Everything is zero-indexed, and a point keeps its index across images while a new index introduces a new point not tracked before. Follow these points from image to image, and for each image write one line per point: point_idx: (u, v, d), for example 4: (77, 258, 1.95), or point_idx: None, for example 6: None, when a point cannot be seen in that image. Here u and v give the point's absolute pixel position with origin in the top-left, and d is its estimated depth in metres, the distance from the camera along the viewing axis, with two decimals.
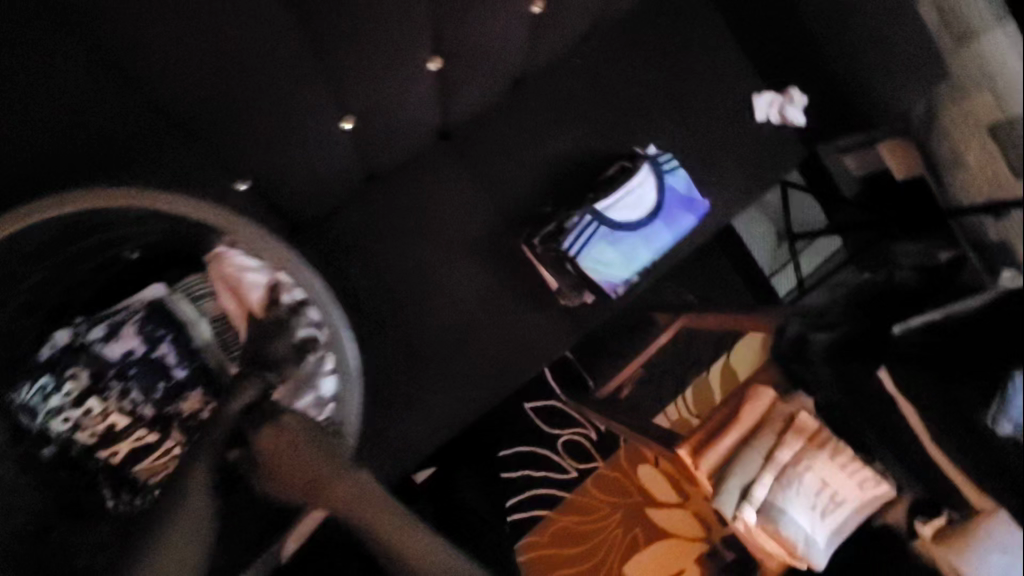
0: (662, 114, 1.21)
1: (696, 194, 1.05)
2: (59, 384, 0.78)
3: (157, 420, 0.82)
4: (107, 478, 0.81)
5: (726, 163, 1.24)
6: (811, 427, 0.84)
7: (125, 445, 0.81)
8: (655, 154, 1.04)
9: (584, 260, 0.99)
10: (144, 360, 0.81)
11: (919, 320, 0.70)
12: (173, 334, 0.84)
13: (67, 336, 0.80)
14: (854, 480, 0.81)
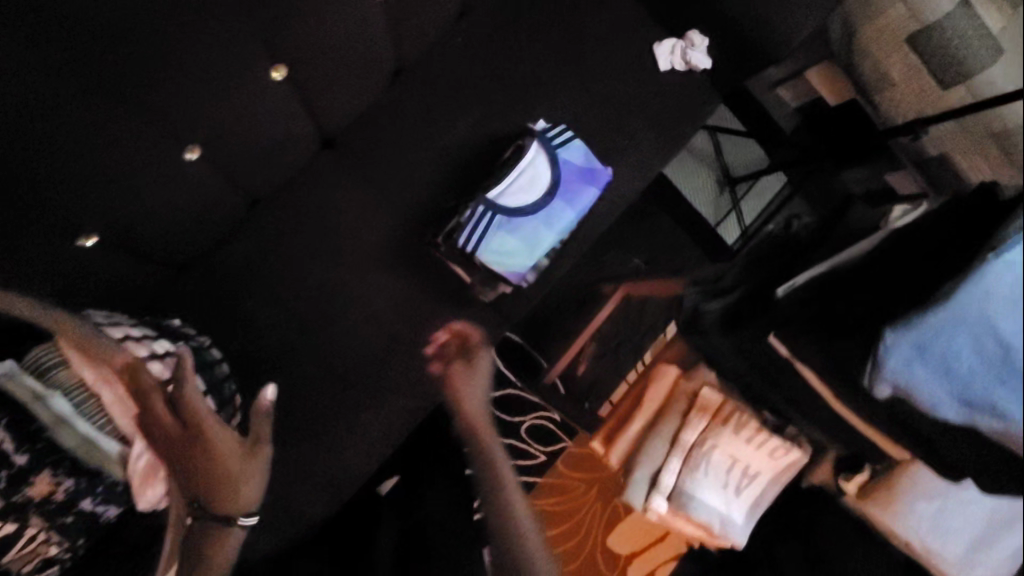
0: (561, 82, 1.15)
1: (595, 163, 0.99)
2: None
3: (6, 511, 0.65)
4: None
5: (638, 121, 1.17)
6: (713, 403, 0.94)
7: None
8: (544, 128, 0.99)
9: (483, 255, 0.94)
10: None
11: (805, 278, 0.65)
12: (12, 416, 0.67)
13: None
14: (762, 452, 0.92)
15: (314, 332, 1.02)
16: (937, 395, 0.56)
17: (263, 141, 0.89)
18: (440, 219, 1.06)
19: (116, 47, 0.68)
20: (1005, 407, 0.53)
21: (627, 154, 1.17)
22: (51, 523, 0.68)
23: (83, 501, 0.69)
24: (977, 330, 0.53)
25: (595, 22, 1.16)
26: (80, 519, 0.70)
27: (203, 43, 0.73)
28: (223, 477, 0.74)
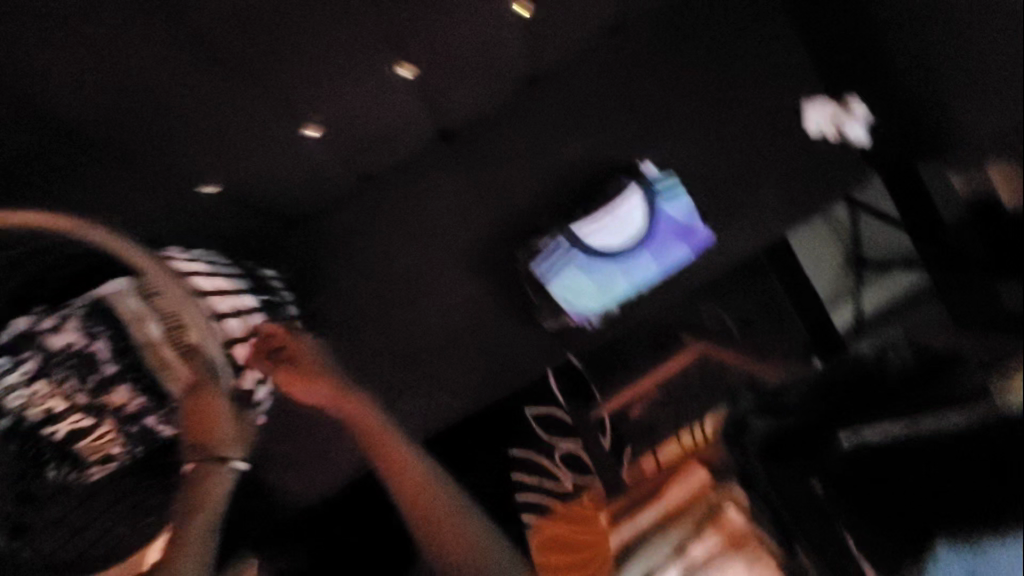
0: (696, 121, 1.07)
1: (697, 223, 0.94)
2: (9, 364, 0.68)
3: (92, 409, 0.72)
4: (50, 452, 0.69)
5: (766, 181, 1.08)
6: None
7: (65, 425, 0.70)
8: (653, 175, 0.94)
9: (553, 287, 0.93)
10: (85, 355, 0.72)
11: (874, 436, 0.63)
12: (114, 330, 0.73)
13: (25, 322, 0.71)
14: None
15: (386, 312, 1.06)
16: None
17: (379, 127, 0.92)
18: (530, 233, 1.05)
19: (257, 38, 0.68)
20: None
21: (744, 215, 1.09)
22: (122, 425, 0.73)
23: (148, 417, 0.73)
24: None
25: (755, 66, 1.06)
26: (143, 432, 0.74)
27: (347, 44, 0.75)
28: (203, 416, 0.55)
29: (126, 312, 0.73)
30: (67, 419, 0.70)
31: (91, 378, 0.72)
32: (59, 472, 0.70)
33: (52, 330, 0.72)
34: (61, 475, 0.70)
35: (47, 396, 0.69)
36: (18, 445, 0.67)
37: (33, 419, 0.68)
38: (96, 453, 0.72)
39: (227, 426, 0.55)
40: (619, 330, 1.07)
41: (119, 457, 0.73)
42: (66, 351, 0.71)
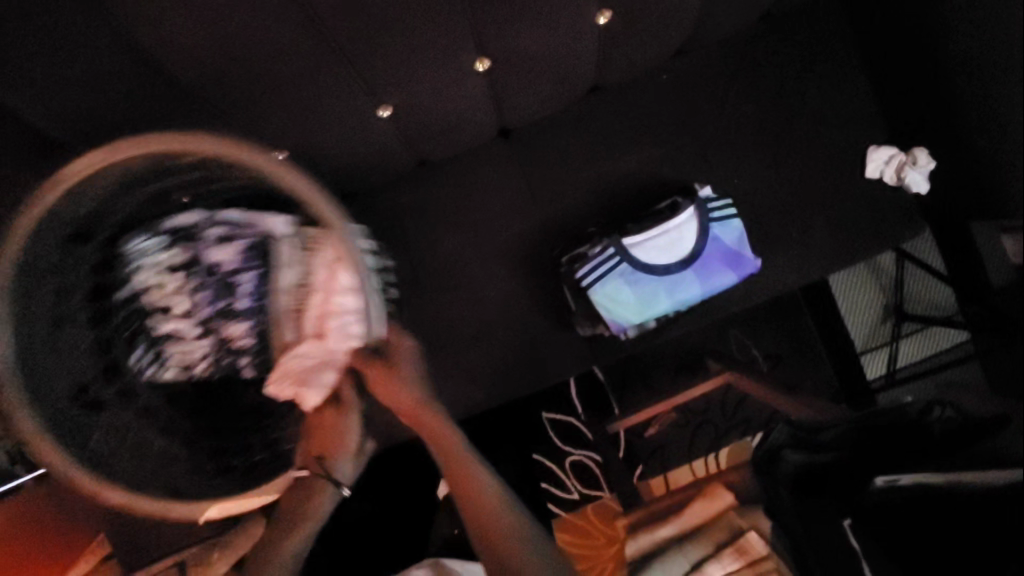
0: (754, 151, 1.06)
1: (746, 250, 0.94)
2: (162, 247, 0.68)
3: (202, 329, 0.70)
4: (142, 341, 0.68)
5: (817, 221, 1.07)
6: (756, 549, 0.85)
7: (167, 329, 0.69)
8: (708, 197, 0.94)
9: (594, 294, 0.93)
10: (227, 277, 0.71)
11: (907, 481, 0.74)
12: (264, 269, 0.70)
13: (192, 219, 0.69)
14: None
15: (420, 299, 1.08)
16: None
17: (446, 118, 0.93)
18: (575, 240, 1.06)
19: (353, 19, 0.71)
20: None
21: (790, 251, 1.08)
22: (216, 356, 0.70)
23: (245, 365, 0.70)
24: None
25: (820, 105, 1.06)
26: (229, 374, 0.70)
27: (433, 34, 0.77)
28: (325, 432, 0.71)
29: (277, 259, 0.68)
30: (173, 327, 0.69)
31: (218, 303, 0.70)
32: (142, 352, 0.67)
33: (214, 241, 0.71)
34: (140, 355, 0.67)
35: (174, 292, 0.69)
36: (127, 312, 0.67)
37: (151, 303, 0.68)
38: (181, 361, 0.69)
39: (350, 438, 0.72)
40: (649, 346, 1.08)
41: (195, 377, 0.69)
42: (213, 267, 0.71)
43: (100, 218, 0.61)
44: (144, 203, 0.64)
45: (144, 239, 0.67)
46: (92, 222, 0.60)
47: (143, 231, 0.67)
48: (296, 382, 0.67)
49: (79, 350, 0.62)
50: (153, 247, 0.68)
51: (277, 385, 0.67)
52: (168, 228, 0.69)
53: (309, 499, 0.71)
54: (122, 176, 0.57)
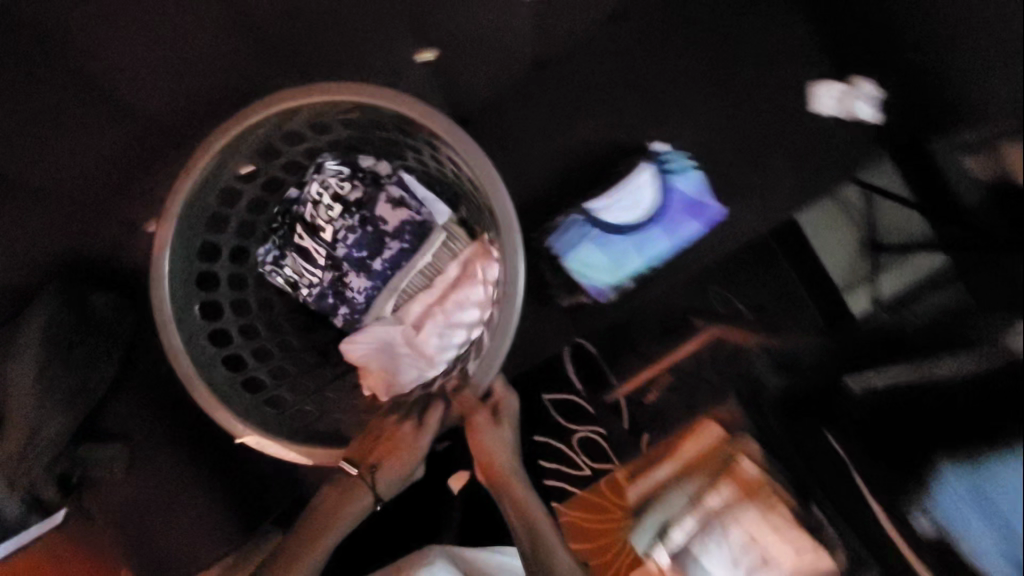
0: (702, 104, 1.08)
1: (707, 197, 0.96)
2: (343, 182, 0.86)
3: (327, 262, 0.88)
4: (283, 242, 0.87)
5: (774, 163, 1.08)
6: (748, 470, 0.95)
7: (307, 242, 0.86)
8: (663, 152, 0.97)
9: (568, 261, 0.95)
10: (378, 233, 0.88)
11: (881, 383, 0.80)
12: (410, 247, 0.88)
13: (382, 170, 0.87)
14: (790, 545, 0.87)
15: None
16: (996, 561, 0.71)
17: None
18: (541, 216, 1.07)
19: None
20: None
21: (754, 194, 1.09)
22: (331, 284, 0.89)
23: (343, 310, 0.90)
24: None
25: (759, 49, 1.08)
26: (329, 307, 0.90)
27: None
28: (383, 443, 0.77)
29: (427, 244, 0.87)
30: (304, 246, 0.86)
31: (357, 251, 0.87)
32: (270, 250, 0.87)
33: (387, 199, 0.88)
34: (270, 252, 0.87)
35: (324, 217, 0.86)
36: (282, 215, 0.87)
37: (307, 218, 0.86)
38: (295, 273, 0.88)
39: (406, 461, 0.77)
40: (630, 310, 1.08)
41: (299, 291, 0.89)
42: (375, 219, 0.88)
43: (265, 132, 0.72)
44: (345, 136, 0.82)
45: (333, 166, 0.85)
46: (311, 129, 0.78)
47: (342, 162, 0.86)
48: (376, 356, 0.84)
49: (228, 229, 0.81)
50: (338, 177, 0.85)
51: (356, 351, 0.84)
52: (356, 168, 0.87)
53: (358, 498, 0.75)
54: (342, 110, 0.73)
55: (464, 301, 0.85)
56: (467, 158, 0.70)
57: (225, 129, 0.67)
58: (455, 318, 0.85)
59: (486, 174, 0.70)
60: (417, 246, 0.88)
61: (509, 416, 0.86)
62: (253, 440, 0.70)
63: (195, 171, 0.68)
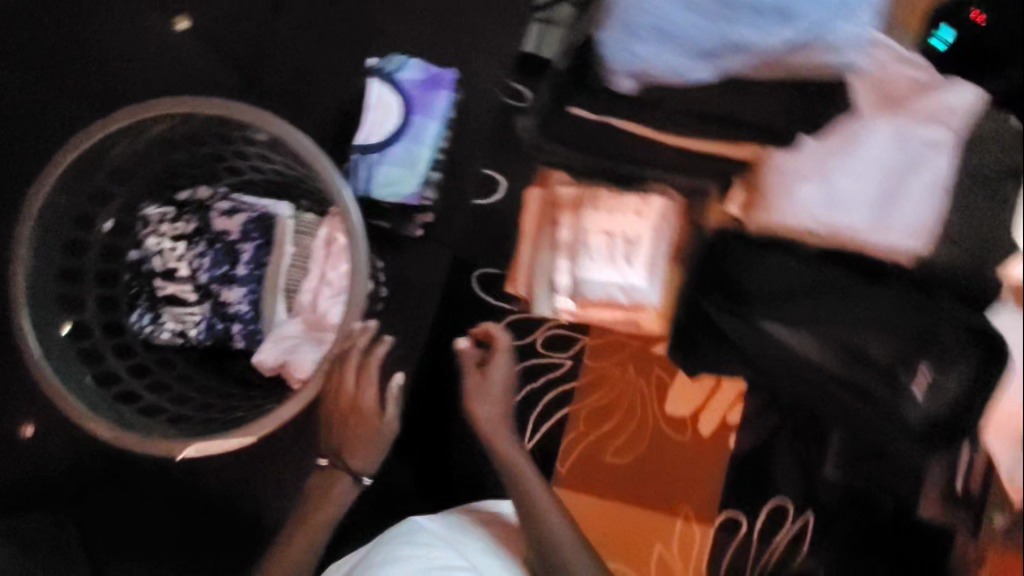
0: (392, 19, 1.11)
1: (435, 70, 1.05)
2: (178, 216, 0.79)
3: (202, 296, 0.80)
4: (148, 298, 0.79)
5: (479, 22, 1.12)
6: (568, 197, 0.83)
7: (173, 290, 0.79)
8: (378, 63, 1.05)
9: (374, 192, 1.00)
10: (228, 245, 0.81)
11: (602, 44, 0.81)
12: (263, 243, 0.82)
13: (204, 192, 0.81)
14: (629, 214, 0.80)
15: None
16: (673, 58, 0.69)
17: None
18: None
19: None
20: (836, 32, 0.68)
21: (484, 57, 1.12)
22: (212, 320, 0.80)
23: (237, 339, 0.81)
24: None
25: None
26: (221, 340, 0.81)
27: None
28: (345, 423, 0.81)
29: (280, 235, 0.82)
30: (169, 297, 0.79)
31: (216, 270, 0.80)
32: (138, 314, 0.78)
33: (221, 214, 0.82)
34: (139, 315, 0.78)
35: (170, 258, 0.79)
36: (135, 277, 0.78)
37: (159, 265, 0.79)
38: (177, 322, 0.79)
39: (365, 435, 0.82)
40: (464, 219, 1.12)
41: (186, 337, 0.80)
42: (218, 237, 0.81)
43: (74, 185, 0.67)
44: (153, 174, 0.75)
45: (156, 207, 0.78)
46: (113, 180, 0.72)
47: (156, 199, 0.79)
48: (284, 352, 0.79)
49: (86, 307, 0.73)
50: (165, 218, 0.79)
51: (267, 356, 0.79)
52: (179, 201, 0.80)
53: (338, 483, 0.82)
54: (122, 140, 0.68)
55: (339, 255, 0.80)
56: (275, 124, 0.67)
57: (28, 207, 0.64)
58: (341, 279, 0.80)
59: (308, 152, 0.68)
60: (270, 240, 0.82)
61: (504, 367, 0.94)
62: (194, 446, 0.64)
63: (18, 263, 0.63)
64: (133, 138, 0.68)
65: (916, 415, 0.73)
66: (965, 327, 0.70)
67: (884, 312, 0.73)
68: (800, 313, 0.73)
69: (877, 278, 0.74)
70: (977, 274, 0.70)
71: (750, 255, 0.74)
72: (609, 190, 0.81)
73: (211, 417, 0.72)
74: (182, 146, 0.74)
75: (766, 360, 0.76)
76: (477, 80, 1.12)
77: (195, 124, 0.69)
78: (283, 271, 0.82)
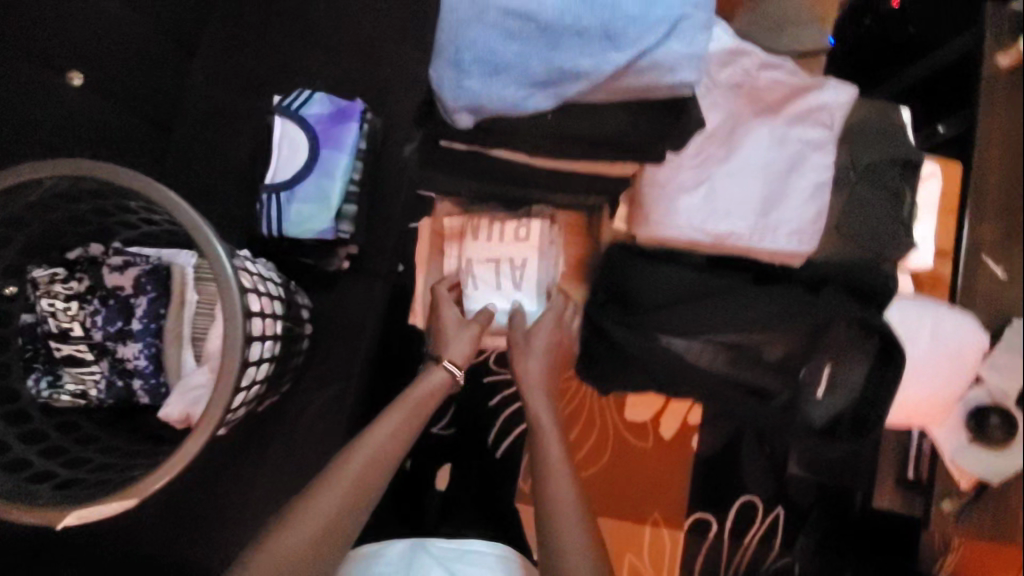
0: (303, 57, 1.12)
1: (344, 103, 1.04)
2: (70, 275, 0.78)
3: (101, 354, 0.79)
4: (46, 360, 0.77)
5: (388, 49, 1.12)
6: (455, 228, 0.82)
7: (70, 350, 0.77)
8: (283, 102, 1.04)
9: (287, 230, 0.98)
10: (123, 300, 0.79)
11: None
12: (161, 293, 0.81)
13: (97, 247, 0.80)
14: (510, 239, 0.78)
15: None
16: (507, 92, 0.53)
17: None
18: (256, 240, 1.06)
19: None
20: (670, 51, 0.53)
21: (395, 82, 1.12)
22: (114, 376, 0.79)
23: (140, 394, 0.81)
24: (491, 7, 0.52)
25: None
26: (125, 396, 0.81)
27: None
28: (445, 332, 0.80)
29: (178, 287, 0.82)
30: (65, 358, 0.77)
31: (110, 326, 0.78)
32: (36, 378, 0.77)
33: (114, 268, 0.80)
34: (37, 380, 0.76)
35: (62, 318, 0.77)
36: (30, 341, 0.77)
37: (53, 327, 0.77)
38: (78, 382, 0.78)
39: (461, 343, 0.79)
40: (393, 246, 1.12)
41: (88, 396, 0.79)
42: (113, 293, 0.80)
43: None
44: (33, 236, 0.74)
45: (44, 268, 0.76)
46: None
47: (44, 261, 0.77)
48: (187, 403, 0.79)
49: None
50: (55, 278, 0.76)
51: (171, 408, 0.78)
52: (69, 261, 0.79)
53: (341, 483, 0.67)
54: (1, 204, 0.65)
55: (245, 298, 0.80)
56: (141, 179, 0.65)
57: None
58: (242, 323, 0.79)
59: (172, 203, 0.65)
60: (168, 290, 0.81)
61: (546, 325, 0.77)
62: (76, 515, 0.62)
63: None
64: (11, 201, 0.66)
65: (820, 415, 0.75)
66: (857, 321, 0.71)
67: (779, 315, 0.72)
68: (693, 321, 0.71)
69: (769, 282, 0.75)
70: (869, 271, 0.75)
71: (642, 267, 0.73)
72: (488, 219, 0.79)
73: (105, 478, 0.71)
74: (65, 204, 0.72)
75: (663, 375, 0.75)
76: (392, 105, 1.12)
77: (76, 182, 0.68)
78: (183, 320, 0.81)
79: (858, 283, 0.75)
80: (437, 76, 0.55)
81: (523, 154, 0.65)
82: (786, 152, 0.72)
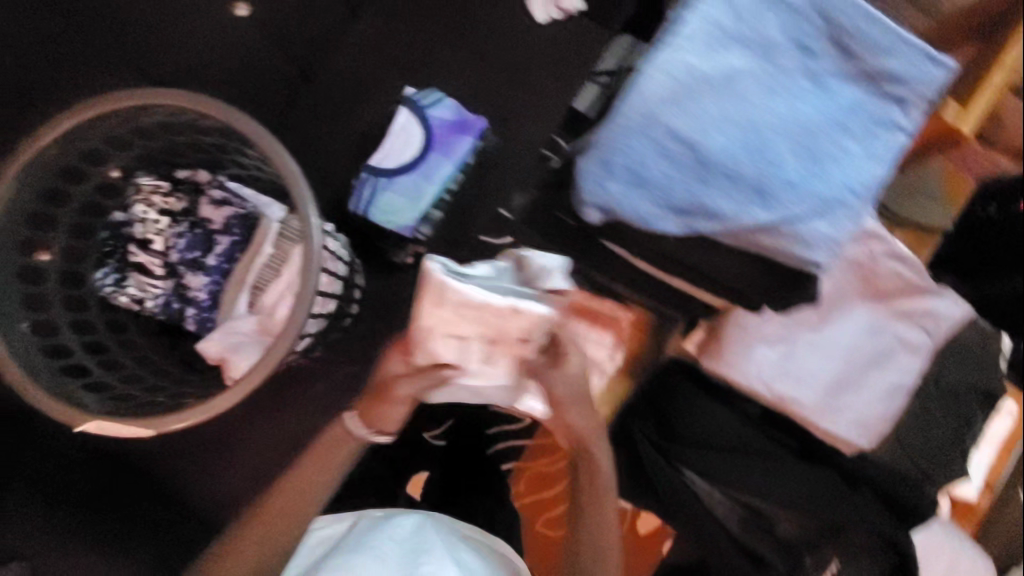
0: (446, 53, 1.12)
1: (467, 115, 1.05)
2: (170, 192, 0.82)
3: (169, 273, 0.82)
4: (119, 259, 0.81)
5: (526, 76, 1.12)
6: None
7: (143, 259, 0.81)
8: (413, 94, 1.05)
9: (373, 215, 1.00)
10: (208, 233, 0.82)
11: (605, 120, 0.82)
12: (242, 237, 0.83)
13: (204, 175, 0.83)
14: (469, 309, 0.56)
15: None
16: (641, 205, 0.53)
17: None
18: (338, 209, 1.07)
19: None
20: (813, 230, 0.52)
21: (522, 111, 1.12)
22: (172, 296, 0.82)
23: (189, 320, 0.83)
24: (658, 126, 0.53)
25: None
26: (175, 317, 0.83)
27: None
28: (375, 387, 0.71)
29: (261, 235, 0.81)
30: (137, 265, 0.81)
31: (187, 253, 0.81)
32: (105, 272, 0.80)
33: (212, 200, 0.83)
34: (105, 274, 0.80)
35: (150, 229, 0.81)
36: (112, 236, 0.80)
37: (138, 234, 0.81)
38: (139, 290, 0.81)
39: (386, 404, 0.70)
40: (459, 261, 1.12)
41: (143, 307, 0.82)
42: (201, 221, 0.83)
43: (59, 151, 0.66)
44: (147, 149, 0.75)
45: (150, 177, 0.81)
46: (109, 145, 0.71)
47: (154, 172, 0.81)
48: (228, 348, 0.81)
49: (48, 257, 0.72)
50: (158, 190, 0.81)
51: (211, 346, 0.80)
52: (176, 179, 0.83)
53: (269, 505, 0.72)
54: (130, 117, 0.68)
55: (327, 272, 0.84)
56: (271, 145, 0.66)
57: (15, 155, 0.63)
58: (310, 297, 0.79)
59: (288, 171, 0.66)
60: (249, 237, 0.83)
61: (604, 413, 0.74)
62: (95, 424, 0.63)
63: None
64: (141, 116, 0.68)
65: None
66: (882, 535, 0.70)
67: (810, 495, 0.70)
68: (721, 466, 0.72)
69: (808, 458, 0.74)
70: (913, 488, 0.72)
71: (697, 399, 0.76)
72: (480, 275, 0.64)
73: (127, 393, 0.73)
74: (187, 130, 0.73)
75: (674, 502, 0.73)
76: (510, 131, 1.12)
77: (206, 118, 0.70)
78: (250, 269, 0.81)
79: (895, 495, 0.73)
80: (582, 167, 0.55)
81: (629, 256, 0.65)
82: (876, 344, 0.71)
